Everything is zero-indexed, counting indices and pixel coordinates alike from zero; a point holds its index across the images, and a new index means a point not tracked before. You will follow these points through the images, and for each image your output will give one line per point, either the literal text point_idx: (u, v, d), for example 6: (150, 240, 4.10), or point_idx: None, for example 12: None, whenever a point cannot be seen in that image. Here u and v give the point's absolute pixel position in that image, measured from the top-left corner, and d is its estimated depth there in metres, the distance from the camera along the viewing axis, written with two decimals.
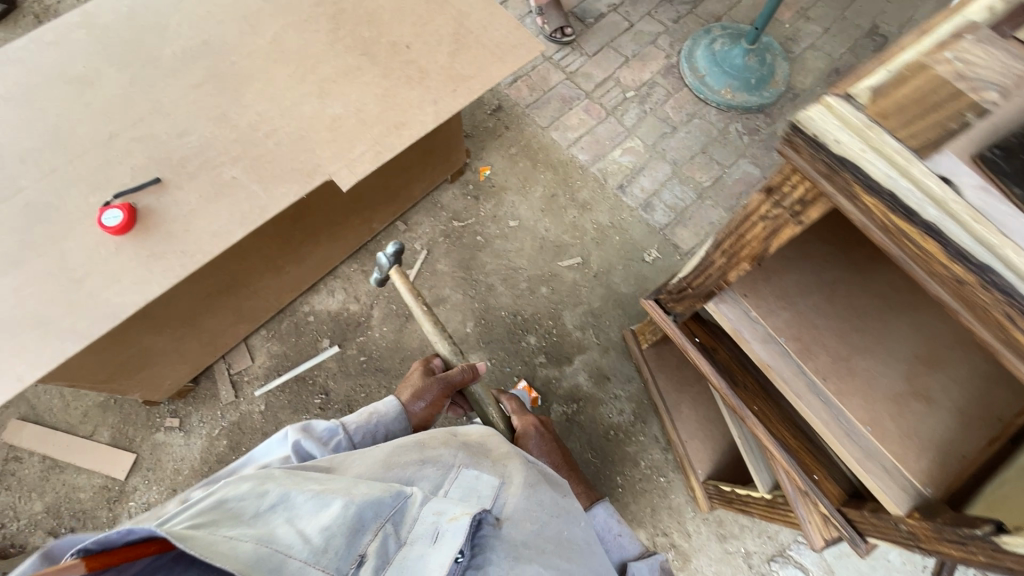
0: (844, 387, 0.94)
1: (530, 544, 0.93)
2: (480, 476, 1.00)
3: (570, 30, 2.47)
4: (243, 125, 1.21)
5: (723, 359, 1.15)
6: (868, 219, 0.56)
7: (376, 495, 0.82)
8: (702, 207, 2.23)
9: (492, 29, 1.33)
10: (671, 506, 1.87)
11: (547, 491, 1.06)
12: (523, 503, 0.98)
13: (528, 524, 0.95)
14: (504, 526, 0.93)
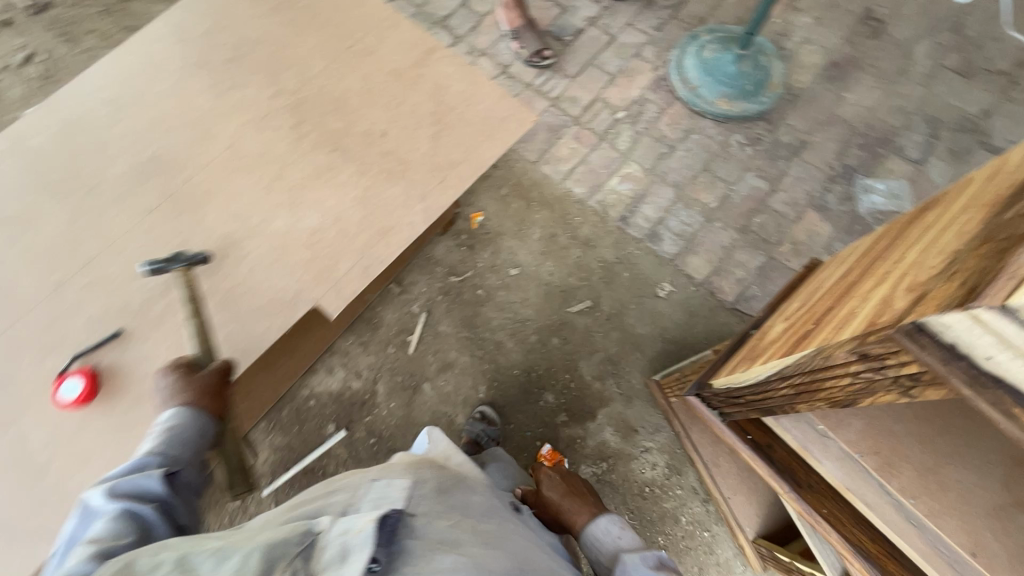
0: (934, 503, 0.79)
1: (450, 536, 0.83)
2: (391, 482, 0.90)
3: (549, 53, 2.30)
4: (208, 254, 1.08)
5: (780, 457, 1.05)
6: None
7: (278, 537, 0.71)
8: (712, 230, 2.09)
9: (475, 102, 1.23)
10: (718, 562, 1.76)
11: (474, 494, 1.00)
12: (436, 503, 0.89)
13: (446, 520, 0.86)
14: (419, 522, 0.83)
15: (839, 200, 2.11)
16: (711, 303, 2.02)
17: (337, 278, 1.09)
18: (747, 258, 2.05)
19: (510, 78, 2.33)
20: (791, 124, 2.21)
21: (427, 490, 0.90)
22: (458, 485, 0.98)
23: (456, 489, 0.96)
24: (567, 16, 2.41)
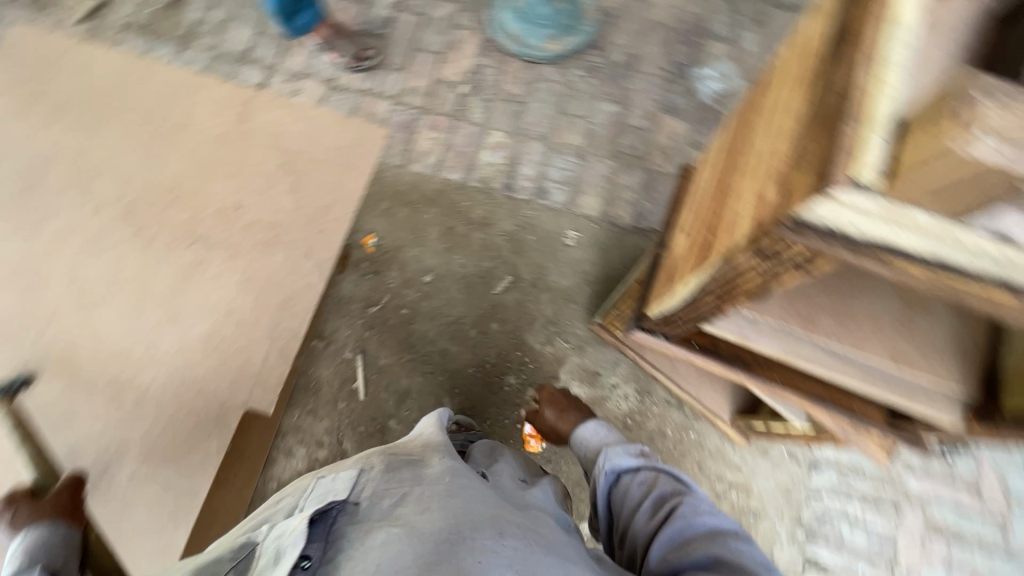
0: (859, 339, 0.92)
1: (392, 511, 0.81)
2: (337, 475, 0.89)
3: (369, 53, 2.21)
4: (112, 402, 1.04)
5: (727, 349, 1.13)
6: (925, 281, 0.52)
7: (216, 555, 0.81)
8: (590, 166, 2.17)
9: (319, 137, 1.09)
10: (711, 451, 1.90)
11: (432, 459, 0.95)
12: (382, 484, 0.86)
13: (389, 499, 0.83)
14: (360, 507, 0.82)
15: (684, 97, 2.25)
16: (615, 231, 2.11)
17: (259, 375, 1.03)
18: (629, 178, 2.16)
19: (342, 91, 2.22)
20: (617, 43, 2.30)
21: (374, 474, 0.88)
22: (413, 459, 0.95)
23: (409, 463, 0.92)
24: (371, 9, 2.31)
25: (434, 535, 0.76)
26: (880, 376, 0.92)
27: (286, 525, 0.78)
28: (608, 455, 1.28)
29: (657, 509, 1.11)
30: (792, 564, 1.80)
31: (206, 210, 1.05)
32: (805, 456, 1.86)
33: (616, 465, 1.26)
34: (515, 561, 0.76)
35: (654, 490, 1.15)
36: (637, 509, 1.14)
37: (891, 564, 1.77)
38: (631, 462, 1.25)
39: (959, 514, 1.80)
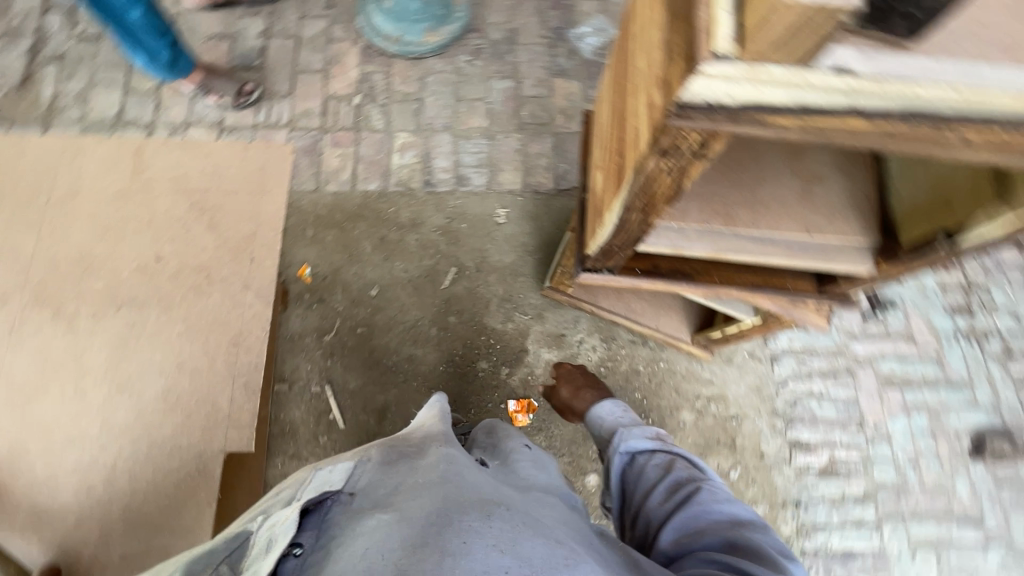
0: (773, 220, 1.02)
1: (385, 500, 0.81)
2: (335, 468, 0.89)
3: (249, 86, 2.15)
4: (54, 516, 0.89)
5: (666, 266, 1.20)
6: (800, 131, 0.58)
7: (201, 549, 0.74)
8: (500, 144, 2.22)
9: (222, 171, 1.07)
10: (684, 374, 2.00)
11: (426, 451, 0.96)
12: (378, 476, 0.88)
13: (383, 488, 0.85)
14: (356, 499, 0.84)
15: (569, 57, 2.33)
16: (541, 198, 2.17)
17: (226, 416, 0.94)
18: (539, 146, 2.22)
19: (233, 131, 2.15)
20: (493, 21, 2.36)
21: (371, 466, 0.90)
22: (409, 450, 0.96)
23: (403, 458, 0.92)
24: (240, 44, 2.25)
25: (421, 517, 0.75)
26: (800, 249, 1.03)
27: (280, 514, 0.76)
28: (625, 434, 1.32)
29: (671, 490, 1.15)
30: (781, 453, 1.93)
31: (125, 274, 0.99)
32: (762, 351, 2.02)
33: (635, 448, 1.29)
34: (501, 541, 0.72)
35: (669, 471, 1.19)
36: (652, 490, 1.18)
37: (861, 424, 1.95)
38: (648, 444, 1.29)
39: (902, 363, 2.01)
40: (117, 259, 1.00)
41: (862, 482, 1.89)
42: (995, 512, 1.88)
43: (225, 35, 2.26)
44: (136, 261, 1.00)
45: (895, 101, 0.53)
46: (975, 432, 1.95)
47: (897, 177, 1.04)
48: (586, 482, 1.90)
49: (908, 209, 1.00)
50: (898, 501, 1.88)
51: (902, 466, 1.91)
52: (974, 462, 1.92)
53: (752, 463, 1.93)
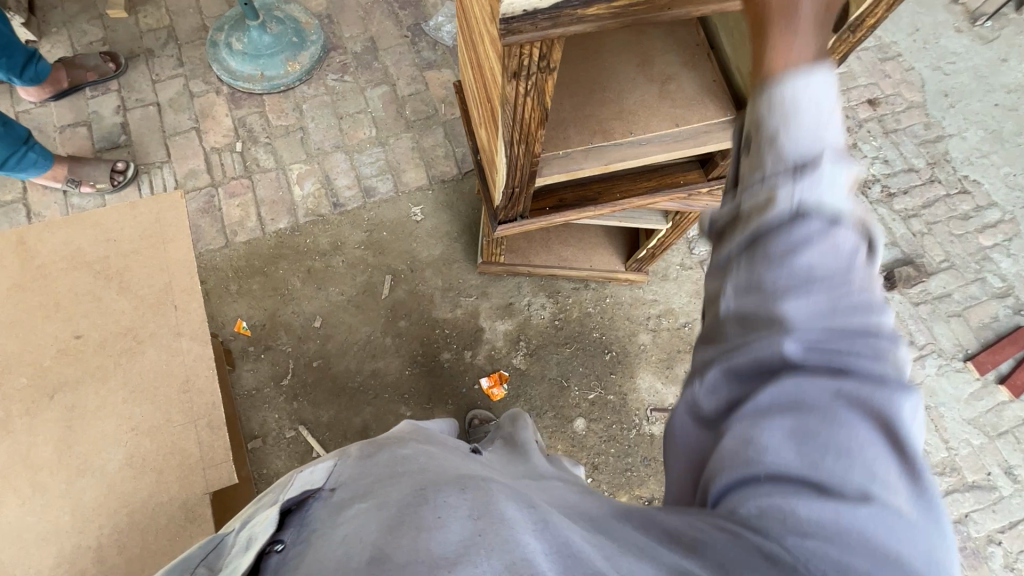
0: (643, 122, 1.13)
1: (363, 488, 0.78)
2: (316, 472, 0.90)
3: (121, 164, 2.07)
4: None
5: (572, 197, 1.29)
6: (614, 19, 0.66)
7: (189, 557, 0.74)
8: (394, 147, 2.25)
9: (116, 232, 1.06)
10: (630, 302, 2.12)
11: (408, 444, 0.98)
12: (357, 471, 0.86)
13: (362, 479, 0.82)
14: (335, 490, 0.81)
15: (433, 49, 2.39)
16: (449, 185, 2.22)
17: (200, 459, 0.96)
18: (432, 138, 2.27)
19: None
20: (350, 35, 2.38)
21: (351, 462, 0.90)
22: (391, 445, 0.97)
23: (383, 454, 0.90)
24: (99, 125, 2.16)
25: (399, 501, 0.64)
26: (674, 141, 1.14)
27: (259, 518, 0.78)
28: (814, 170, 0.52)
29: (825, 404, 0.50)
30: None
31: (46, 361, 0.96)
32: (691, 259, 2.18)
33: (806, 225, 0.52)
34: (475, 509, 0.58)
35: (844, 331, 0.51)
36: (794, 351, 0.51)
37: None
38: (844, 207, 0.52)
39: None
40: (37, 350, 0.96)
41: None
42: (920, 329, 2.12)
43: (80, 121, 2.16)
44: (54, 347, 0.97)
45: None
46: (885, 269, 2.19)
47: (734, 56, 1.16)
48: (575, 427, 1.98)
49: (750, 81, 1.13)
50: None
51: None
52: (891, 293, 2.16)
53: None
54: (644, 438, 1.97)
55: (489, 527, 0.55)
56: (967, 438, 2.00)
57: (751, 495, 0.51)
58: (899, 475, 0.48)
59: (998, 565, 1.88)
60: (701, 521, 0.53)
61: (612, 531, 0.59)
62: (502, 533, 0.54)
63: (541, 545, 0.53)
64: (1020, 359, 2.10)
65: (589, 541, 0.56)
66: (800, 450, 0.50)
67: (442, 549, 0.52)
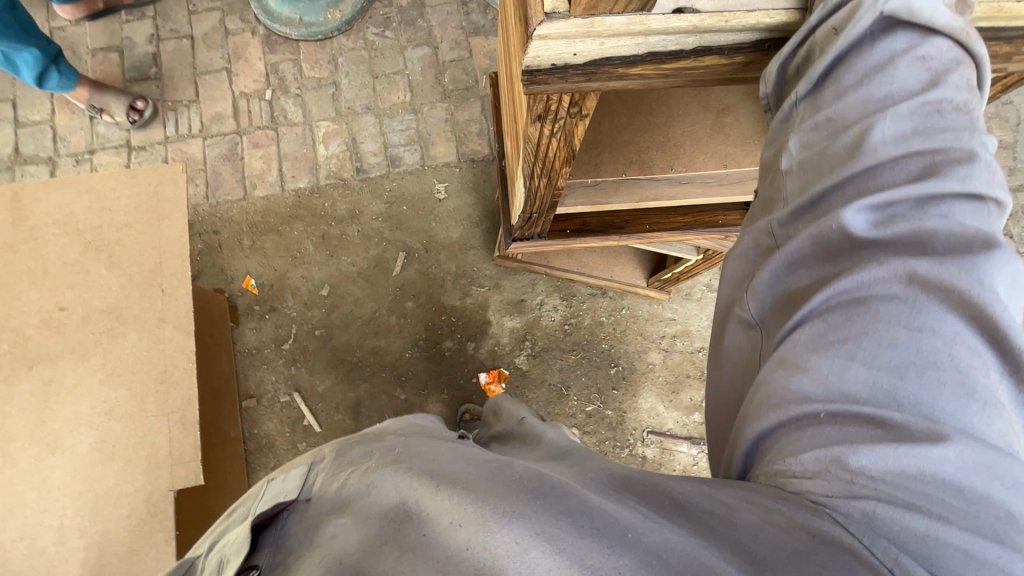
0: (686, 158, 1.00)
1: (342, 497, 0.62)
2: (289, 475, 0.78)
3: (142, 104, 1.99)
4: None
5: (596, 222, 1.18)
6: (659, 76, 0.63)
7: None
8: (427, 116, 2.13)
9: (112, 201, 1.01)
10: (647, 317, 2.03)
11: (386, 437, 0.77)
12: (332, 469, 0.71)
13: (337, 482, 0.66)
14: (311, 499, 0.67)
15: (483, 13, 2.21)
16: (478, 165, 2.10)
17: (168, 454, 0.94)
18: (468, 113, 2.14)
19: (142, 149, 2.03)
20: None
21: (325, 462, 0.74)
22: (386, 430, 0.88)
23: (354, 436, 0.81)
24: (131, 53, 2.10)
25: (377, 510, 0.55)
26: (718, 183, 1.01)
27: (229, 536, 0.67)
28: None
29: (899, 283, 0.54)
30: None
31: (28, 331, 0.94)
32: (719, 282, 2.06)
33: (892, 41, 0.61)
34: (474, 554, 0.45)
35: (926, 159, 0.58)
36: (862, 223, 0.58)
37: None
38: (906, 47, 0.61)
39: None
40: (19, 317, 0.94)
41: None
42: None
43: (112, 46, 2.10)
44: (37, 316, 0.94)
45: (750, 36, 0.60)
46: None
47: None
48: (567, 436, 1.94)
49: None
50: None
51: None
52: None
53: None
54: (635, 459, 1.93)
55: (474, 535, 0.47)
56: None
57: (814, 442, 0.52)
58: (993, 364, 0.50)
59: None
60: (724, 497, 0.53)
61: (558, 491, 0.53)
62: (491, 546, 0.46)
63: (520, 539, 0.46)
64: None
65: (574, 532, 0.47)
66: (890, 353, 0.51)
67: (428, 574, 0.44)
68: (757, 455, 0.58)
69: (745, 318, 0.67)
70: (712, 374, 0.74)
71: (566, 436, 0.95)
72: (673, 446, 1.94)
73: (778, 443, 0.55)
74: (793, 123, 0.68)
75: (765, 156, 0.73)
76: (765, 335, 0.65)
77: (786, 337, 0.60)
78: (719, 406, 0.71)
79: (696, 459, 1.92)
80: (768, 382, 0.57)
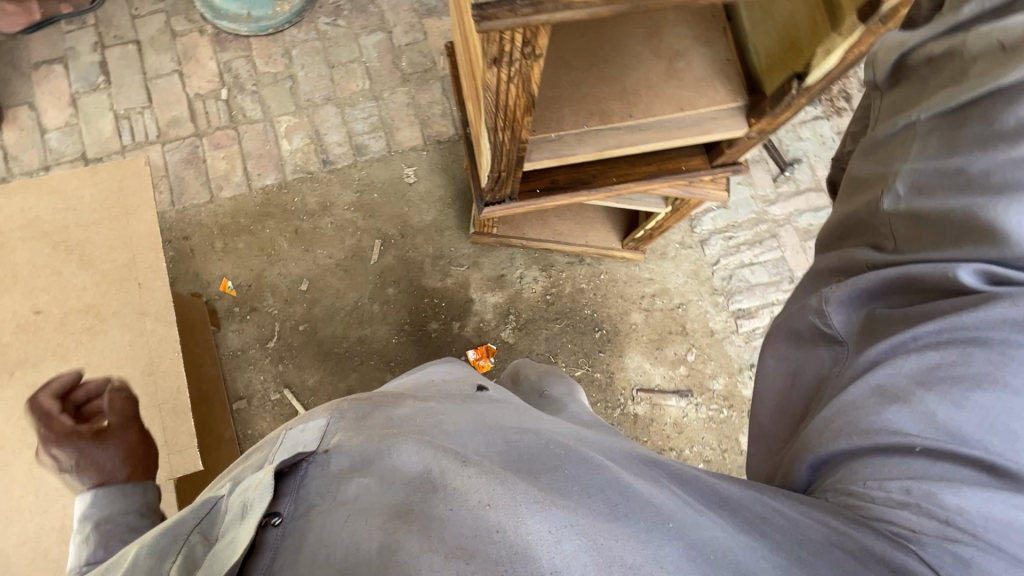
0: (644, 104, 1.02)
1: (364, 452, 0.61)
2: (307, 426, 0.74)
3: None
4: None
5: (564, 178, 1.21)
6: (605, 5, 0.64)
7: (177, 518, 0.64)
8: (388, 101, 2.12)
9: (75, 200, 1.00)
10: (625, 280, 2.07)
11: (406, 401, 0.78)
12: (351, 425, 0.70)
13: (358, 436, 0.65)
14: (333, 451, 0.64)
15: None
16: (445, 146, 2.11)
17: (164, 444, 0.93)
18: (429, 94, 2.14)
19: (98, 160, 1.97)
20: None
21: (348, 418, 0.72)
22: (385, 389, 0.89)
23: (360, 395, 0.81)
24: (76, 63, 2.04)
25: (401, 471, 0.56)
26: (676, 127, 1.04)
27: (254, 481, 0.64)
28: None
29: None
30: (727, 325, 2.06)
31: (5, 337, 0.93)
32: (690, 239, 2.11)
33: None
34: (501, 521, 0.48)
35: None
36: (972, 278, 0.58)
37: (792, 279, 2.09)
38: None
39: (816, 213, 2.15)
40: None
41: None
42: None
43: (55, 58, 2.04)
44: (13, 321, 0.93)
45: None
46: None
47: (752, 34, 1.05)
48: None
49: (767, 65, 1.01)
50: None
51: None
52: None
53: (704, 341, 2.05)
54: (628, 417, 1.98)
55: (505, 517, 0.48)
56: None
57: (900, 471, 0.55)
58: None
59: None
60: (786, 509, 0.57)
61: (589, 473, 0.57)
62: (525, 529, 0.47)
63: (555, 529, 0.47)
64: None
65: (606, 528, 0.49)
66: (1009, 401, 0.52)
67: (456, 538, 0.46)
68: (823, 471, 0.63)
69: (831, 333, 0.74)
70: (777, 383, 0.82)
71: (586, 409, 1.07)
72: (662, 400, 2.00)
73: (860, 466, 0.58)
74: (909, 147, 0.69)
75: (869, 173, 0.75)
76: (851, 357, 0.68)
77: (880, 360, 0.64)
78: (775, 413, 0.81)
79: (685, 411, 1.98)
80: (859, 406, 0.61)
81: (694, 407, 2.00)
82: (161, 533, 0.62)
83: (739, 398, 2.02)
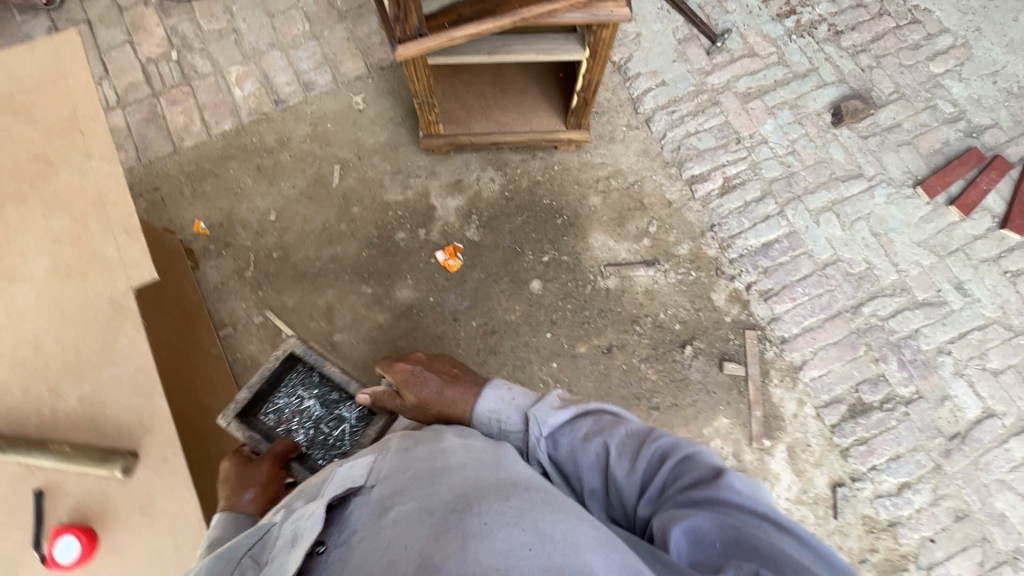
0: None
1: (408, 488, 0.86)
2: (352, 464, 0.96)
3: None
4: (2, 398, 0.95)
5: (470, 13, 1.29)
6: None
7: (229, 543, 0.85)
8: (329, 39, 2.23)
9: (13, 71, 1.08)
10: (580, 167, 2.14)
11: (440, 437, 1.00)
12: (386, 465, 0.94)
13: (400, 475, 0.90)
14: (372, 490, 0.89)
15: None
16: (388, 72, 2.21)
17: (120, 262, 1.00)
18: (367, 27, 2.25)
19: None
20: None
21: (389, 452, 0.98)
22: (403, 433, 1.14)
23: (390, 441, 1.03)
24: None
25: (439, 505, 0.79)
26: None
27: (302, 511, 0.86)
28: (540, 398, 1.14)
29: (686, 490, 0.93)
30: (684, 193, 2.12)
31: None
32: (635, 119, 2.19)
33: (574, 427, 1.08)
34: (527, 537, 0.73)
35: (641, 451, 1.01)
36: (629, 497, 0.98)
37: (738, 139, 2.16)
38: (566, 414, 1.10)
39: (753, 76, 2.22)
40: None
41: (757, 186, 2.11)
42: (869, 160, 2.13)
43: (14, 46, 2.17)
44: None
45: None
46: (832, 105, 2.18)
47: None
48: (532, 287, 2.04)
49: None
50: (791, 186, 2.10)
51: (783, 158, 2.13)
52: (839, 129, 2.16)
53: (665, 213, 2.11)
54: (599, 292, 2.03)
55: (533, 534, 0.73)
56: (917, 259, 2.03)
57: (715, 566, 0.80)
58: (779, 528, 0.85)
59: (948, 372, 1.94)
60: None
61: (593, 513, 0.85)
62: (553, 555, 0.70)
63: (575, 547, 0.72)
64: (971, 180, 2.10)
65: (618, 563, 0.72)
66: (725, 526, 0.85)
67: (491, 560, 0.69)
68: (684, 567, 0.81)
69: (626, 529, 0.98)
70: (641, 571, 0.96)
71: None
72: (631, 272, 2.05)
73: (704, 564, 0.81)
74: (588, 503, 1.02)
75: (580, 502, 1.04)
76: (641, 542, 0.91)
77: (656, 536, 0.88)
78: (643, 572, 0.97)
79: (654, 277, 2.04)
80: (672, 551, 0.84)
81: (663, 274, 2.05)
82: (219, 553, 0.84)
83: (706, 259, 2.06)
